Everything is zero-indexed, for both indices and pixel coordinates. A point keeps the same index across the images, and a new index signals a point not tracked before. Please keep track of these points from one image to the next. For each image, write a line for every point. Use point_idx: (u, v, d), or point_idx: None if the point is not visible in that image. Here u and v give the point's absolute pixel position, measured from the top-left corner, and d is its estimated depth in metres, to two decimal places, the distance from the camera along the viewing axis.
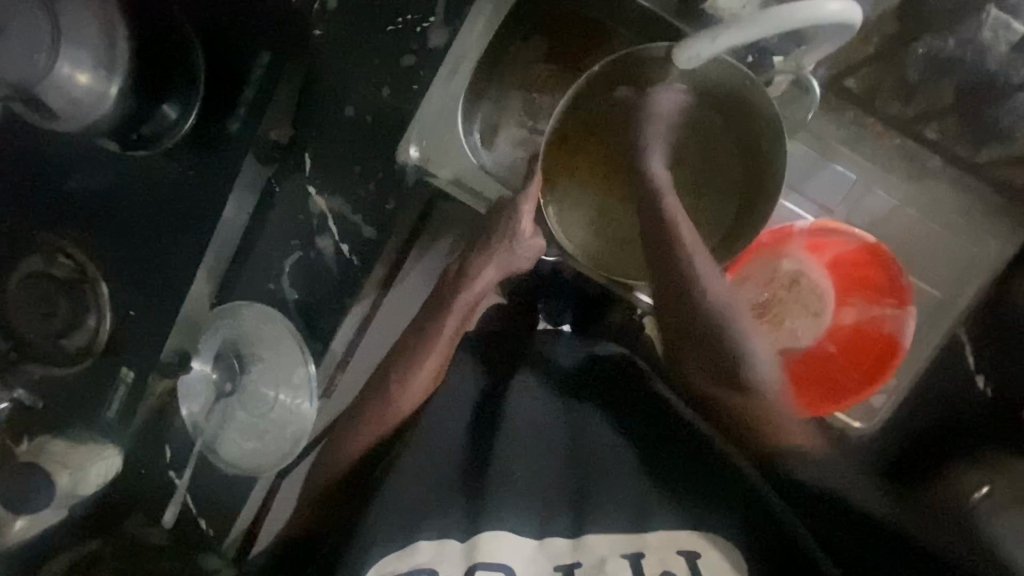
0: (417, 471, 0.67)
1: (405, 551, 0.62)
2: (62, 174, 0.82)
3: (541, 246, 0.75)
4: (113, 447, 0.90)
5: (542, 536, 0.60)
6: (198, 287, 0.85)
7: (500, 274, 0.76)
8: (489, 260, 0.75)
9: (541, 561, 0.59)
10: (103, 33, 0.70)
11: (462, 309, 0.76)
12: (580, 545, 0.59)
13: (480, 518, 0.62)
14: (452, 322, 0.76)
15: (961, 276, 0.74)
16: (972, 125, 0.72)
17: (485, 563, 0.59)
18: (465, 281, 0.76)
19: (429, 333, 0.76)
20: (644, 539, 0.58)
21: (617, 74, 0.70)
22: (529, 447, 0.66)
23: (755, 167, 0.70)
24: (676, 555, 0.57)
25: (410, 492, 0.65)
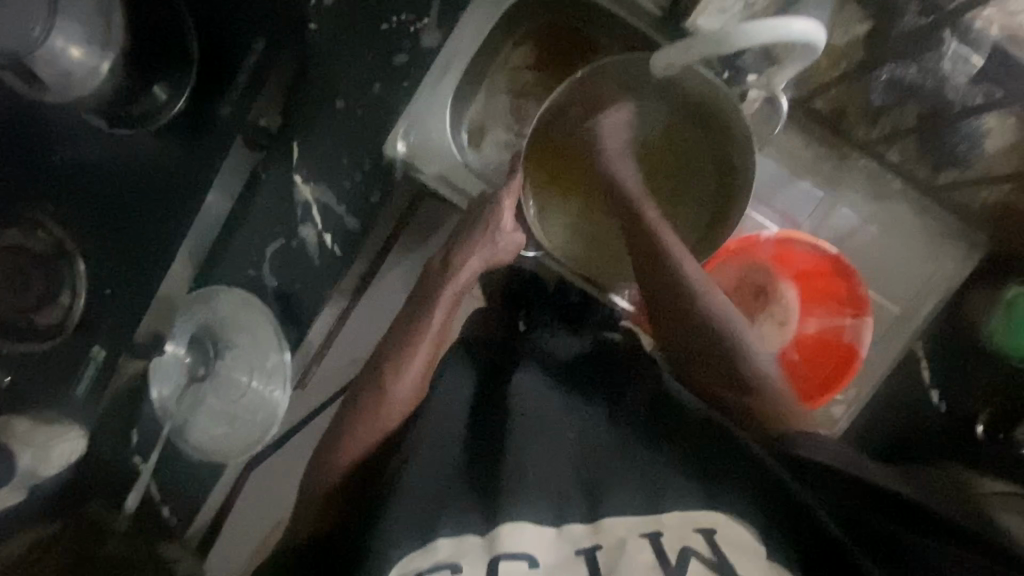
0: (425, 471, 0.63)
1: (426, 549, 0.56)
2: (46, 147, 0.80)
3: (519, 242, 0.75)
4: (78, 429, 0.88)
5: (559, 522, 0.55)
6: (176, 269, 0.86)
7: (484, 267, 0.75)
8: (471, 252, 0.74)
9: (562, 545, 0.54)
10: (99, 10, 0.70)
11: (449, 299, 0.74)
12: (598, 528, 0.54)
13: (497, 510, 0.56)
14: (438, 315, 0.74)
15: (912, 293, 0.79)
16: (933, 149, 0.75)
17: (508, 551, 0.53)
18: (451, 274, 0.74)
19: (414, 327, 0.75)
20: (660, 520, 0.53)
21: (601, 81, 0.73)
22: (545, 436, 0.63)
23: (728, 176, 0.72)
24: (694, 534, 0.52)
25: (418, 491, 0.61)
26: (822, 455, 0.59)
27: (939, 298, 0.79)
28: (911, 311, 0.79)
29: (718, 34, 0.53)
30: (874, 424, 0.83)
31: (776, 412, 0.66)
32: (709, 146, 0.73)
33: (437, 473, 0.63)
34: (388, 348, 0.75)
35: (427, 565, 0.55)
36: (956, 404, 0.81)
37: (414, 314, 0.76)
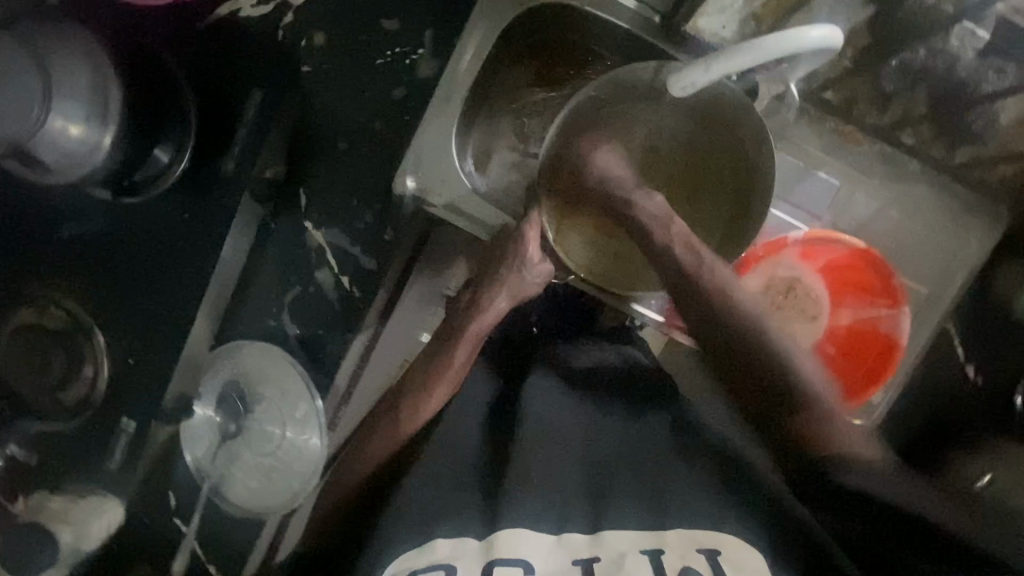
0: (440, 482, 0.67)
1: (420, 549, 0.62)
2: (55, 223, 0.81)
3: (549, 271, 0.75)
4: (114, 499, 0.86)
5: (560, 531, 0.60)
6: (198, 328, 0.83)
7: (512, 301, 0.76)
8: (498, 289, 0.74)
9: (558, 555, 0.59)
10: (94, 84, 0.68)
11: (474, 336, 0.75)
12: (599, 540, 0.59)
13: (498, 518, 0.61)
14: (464, 350, 0.74)
15: (944, 272, 0.79)
16: (948, 130, 0.74)
17: (502, 556, 0.58)
18: (478, 311, 0.75)
19: (440, 364, 0.74)
20: (663, 536, 0.59)
21: (605, 95, 0.72)
22: (558, 445, 0.67)
23: (743, 172, 0.71)
24: (696, 553, 0.58)
25: (428, 498, 0.65)
26: (869, 478, 0.59)
27: (968, 274, 0.79)
28: (940, 292, 0.79)
29: (736, 49, 0.52)
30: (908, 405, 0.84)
31: (826, 434, 0.61)
32: (727, 164, 0.73)
33: (444, 479, 0.67)
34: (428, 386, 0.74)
35: (424, 564, 0.61)
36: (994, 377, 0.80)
37: (437, 352, 0.75)
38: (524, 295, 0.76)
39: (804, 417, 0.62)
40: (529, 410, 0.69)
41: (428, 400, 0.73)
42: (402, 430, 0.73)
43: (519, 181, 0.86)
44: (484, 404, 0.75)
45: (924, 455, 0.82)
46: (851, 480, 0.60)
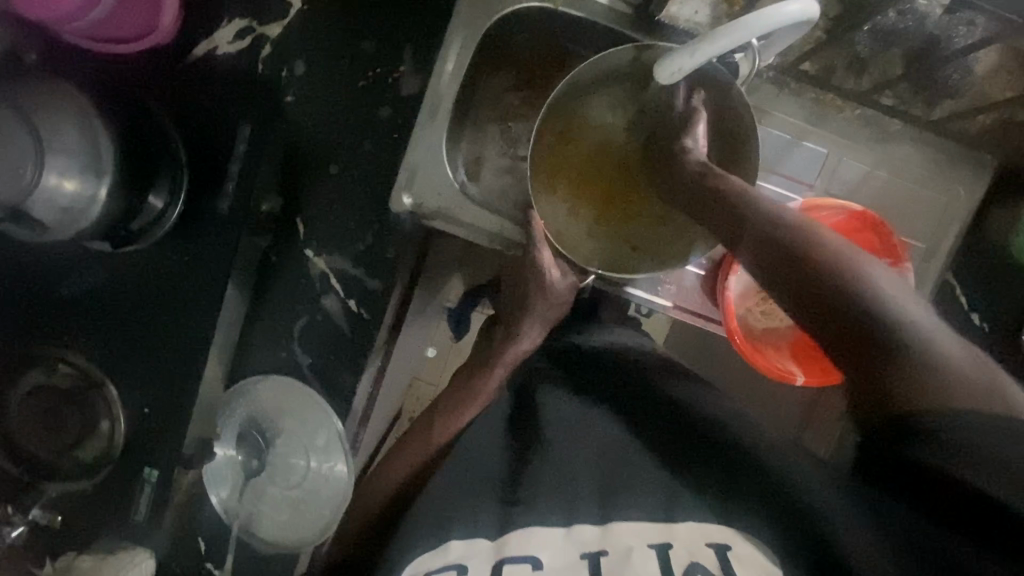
0: (452, 484, 0.64)
1: (437, 551, 0.59)
2: (55, 281, 0.80)
3: (574, 282, 0.78)
4: (144, 550, 0.83)
5: (570, 522, 0.57)
6: (210, 370, 0.83)
7: (546, 326, 0.79)
8: (530, 316, 0.78)
9: (569, 550, 0.54)
10: (86, 137, 0.67)
11: (508, 360, 0.78)
12: (608, 533, 0.55)
13: (512, 516, 0.59)
14: (500, 372, 0.78)
15: (941, 225, 0.80)
16: (927, 85, 0.77)
17: (513, 554, 0.55)
18: (512, 336, 0.78)
19: (476, 380, 0.78)
20: (672, 529, 0.54)
21: (578, 88, 0.73)
22: (570, 448, 0.64)
23: (726, 140, 0.73)
24: (706, 547, 0.53)
25: (438, 505, 0.62)
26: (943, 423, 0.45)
27: (961, 225, 0.80)
28: (936, 244, 0.80)
29: (721, 31, 0.53)
30: None
31: (900, 357, 0.46)
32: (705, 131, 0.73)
33: (455, 480, 0.64)
34: (456, 397, 0.78)
35: (438, 565, 0.57)
36: (995, 320, 0.84)
37: (474, 374, 0.79)
38: (555, 314, 0.79)
39: (879, 360, 0.47)
40: (546, 413, 0.69)
41: (463, 417, 0.76)
42: (433, 441, 0.75)
43: (514, 185, 0.87)
44: (505, 413, 0.73)
45: None
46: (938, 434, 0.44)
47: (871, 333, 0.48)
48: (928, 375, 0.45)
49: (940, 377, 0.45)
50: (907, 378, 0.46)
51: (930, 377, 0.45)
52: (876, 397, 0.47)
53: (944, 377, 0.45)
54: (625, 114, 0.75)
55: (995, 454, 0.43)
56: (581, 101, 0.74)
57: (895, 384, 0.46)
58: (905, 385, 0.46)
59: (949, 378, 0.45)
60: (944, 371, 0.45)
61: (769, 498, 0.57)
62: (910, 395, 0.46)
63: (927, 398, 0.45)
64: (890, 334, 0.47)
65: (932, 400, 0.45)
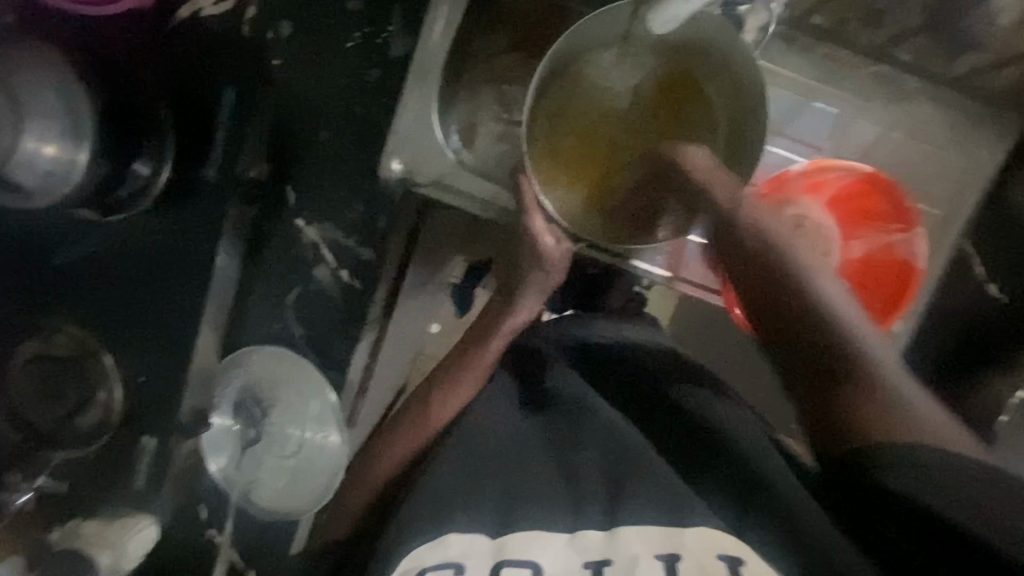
0: (452, 478, 0.64)
1: (435, 543, 0.59)
2: (48, 251, 0.80)
3: (569, 249, 0.75)
4: (147, 517, 0.85)
5: (575, 528, 0.57)
6: (203, 342, 0.82)
7: (542, 295, 0.77)
8: (525, 285, 0.75)
9: (572, 557, 0.56)
10: (64, 99, 0.69)
11: (507, 333, 0.76)
12: (615, 538, 0.56)
13: (514, 515, 0.59)
14: (497, 344, 0.75)
15: (958, 190, 0.76)
16: (944, 38, 0.72)
17: (513, 558, 0.56)
18: (510, 309, 0.76)
19: (470, 357, 0.75)
20: (680, 538, 0.55)
21: (577, 46, 0.69)
22: (572, 449, 0.66)
23: (734, 105, 0.69)
24: (716, 559, 0.53)
25: (433, 505, 0.62)
26: (900, 457, 0.54)
27: (980, 190, 0.76)
28: (953, 211, 0.76)
29: None
30: (934, 331, 0.81)
31: (875, 408, 0.57)
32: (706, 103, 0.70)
33: (451, 476, 0.64)
34: (446, 369, 0.76)
35: (433, 561, 0.58)
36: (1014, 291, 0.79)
37: (468, 344, 0.77)
38: (551, 284, 0.76)
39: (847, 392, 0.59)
40: (555, 414, 0.70)
41: (458, 392, 0.74)
42: (428, 411, 0.75)
43: (510, 152, 0.83)
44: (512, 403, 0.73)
45: (954, 387, 0.80)
46: (897, 478, 0.53)
47: (838, 365, 0.60)
48: (881, 406, 0.57)
49: (895, 414, 0.57)
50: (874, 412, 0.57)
51: (883, 415, 0.57)
52: (846, 431, 0.57)
53: (897, 421, 0.56)
54: (628, 78, 0.71)
55: (964, 494, 0.51)
56: (583, 63, 0.70)
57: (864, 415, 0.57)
58: (862, 415, 0.57)
59: (897, 417, 0.56)
60: (906, 415, 0.56)
61: (781, 510, 0.59)
62: (875, 426, 0.56)
63: (899, 444, 0.54)
64: (849, 365, 0.60)
65: (903, 445, 0.54)
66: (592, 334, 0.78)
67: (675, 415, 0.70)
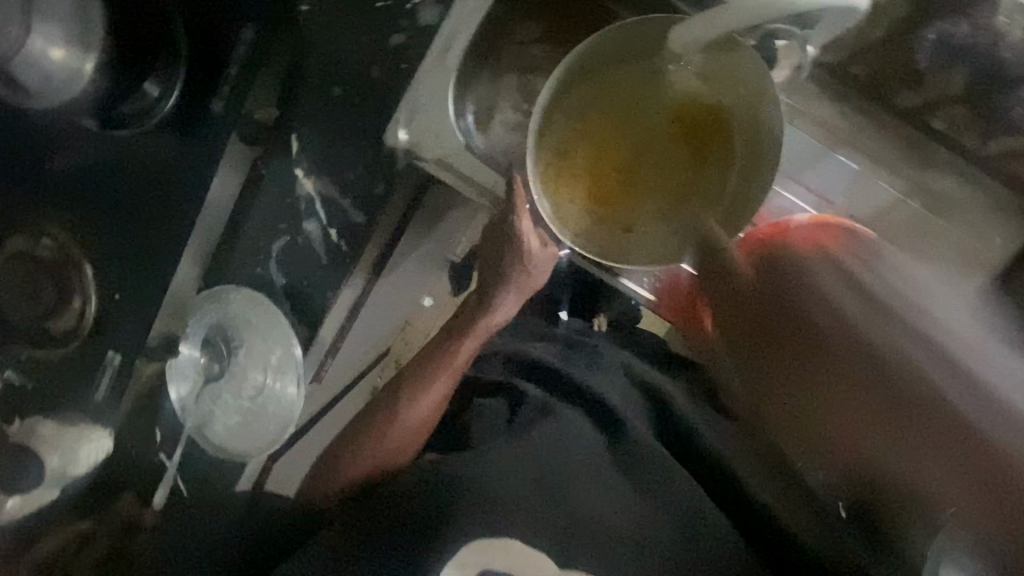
0: (507, 464, 0.72)
1: (494, 546, 0.67)
2: (48, 149, 0.78)
3: (554, 254, 0.76)
4: (101, 429, 0.89)
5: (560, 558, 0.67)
6: (185, 268, 0.85)
7: (520, 296, 0.79)
8: (505, 286, 0.78)
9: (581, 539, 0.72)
10: (76, 8, 0.67)
11: (479, 332, 0.81)
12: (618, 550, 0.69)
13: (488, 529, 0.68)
14: (473, 341, 0.81)
15: (966, 274, 0.72)
16: (989, 118, 0.68)
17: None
18: (488, 307, 0.79)
19: (444, 352, 0.82)
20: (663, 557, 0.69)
21: (609, 52, 0.65)
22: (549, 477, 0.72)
23: (752, 145, 0.63)
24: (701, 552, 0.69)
25: (472, 491, 0.70)
26: None
27: (988, 277, 0.72)
28: (954, 295, 0.73)
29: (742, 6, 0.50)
30: None
31: None
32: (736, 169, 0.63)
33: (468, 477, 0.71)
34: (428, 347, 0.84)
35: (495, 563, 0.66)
36: None
37: (451, 336, 0.81)
38: (531, 286, 0.79)
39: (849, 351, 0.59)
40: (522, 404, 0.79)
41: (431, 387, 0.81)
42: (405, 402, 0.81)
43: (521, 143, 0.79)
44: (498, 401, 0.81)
45: None
46: None
47: None
48: None
49: None
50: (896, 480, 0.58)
51: None
52: None
53: None
54: (684, 88, 0.63)
55: None
56: (611, 72, 0.65)
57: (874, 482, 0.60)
58: None
59: None
60: None
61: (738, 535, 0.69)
62: None
63: None
64: None
65: None
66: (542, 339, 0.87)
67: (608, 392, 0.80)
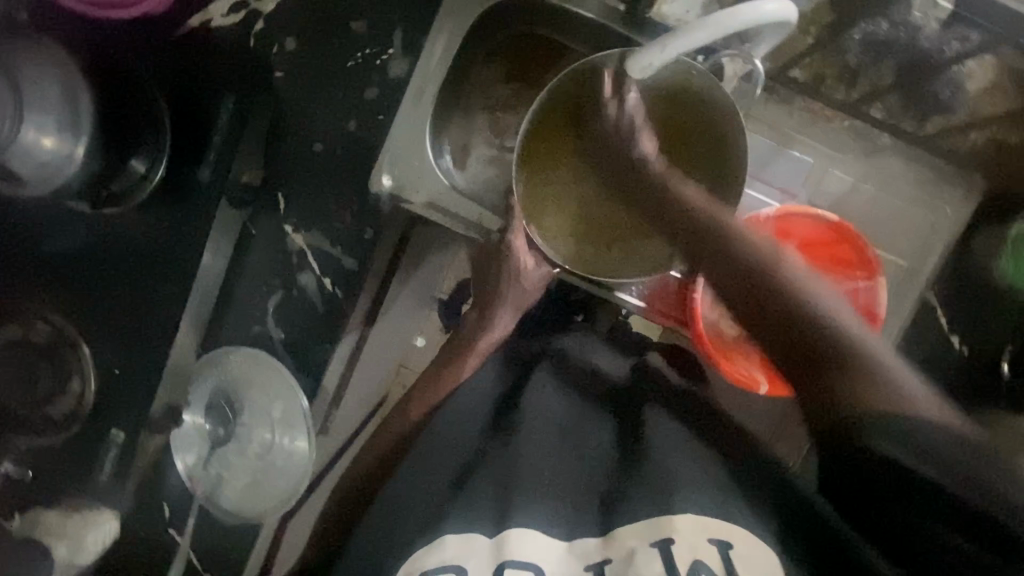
0: (429, 471, 0.63)
1: (433, 545, 0.57)
2: (38, 240, 0.82)
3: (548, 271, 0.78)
4: (108, 512, 0.86)
5: (571, 536, 0.56)
6: (183, 337, 0.84)
7: (518, 312, 0.78)
8: (502, 302, 0.77)
9: (571, 561, 0.54)
10: (65, 97, 0.73)
11: (482, 349, 0.75)
12: (611, 540, 0.54)
13: (508, 514, 0.56)
14: (473, 361, 0.74)
15: (922, 245, 0.78)
16: (914, 100, 0.76)
17: (515, 559, 0.53)
18: (485, 322, 0.77)
19: (444, 380, 0.73)
20: (672, 523, 0.52)
21: (574, 86, 0.69)
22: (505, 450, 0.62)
23: (714, 155, 0.67)
24: (707, 543, 0.51)
25: (405, 500, 0.62)
26: None
27: (945, 243, 0.79)
28: (918, 263, 0.78)
29: (687, 29, 0.55)
30: None
31: None
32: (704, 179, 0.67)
33: (419, 484, 0.63)
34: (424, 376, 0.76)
35: (433, 564, 0.56)
36: (981, 349, 0.81)
37: (447, 361, 0.75)
38: (527, 300, 0.78)
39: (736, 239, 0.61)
40: (476, 412, 0.67)
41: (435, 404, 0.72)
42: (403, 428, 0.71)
43: (499, 176, 0.84)
44: (494, 403, 0.69)
45: None
46: None
47: None
48: None
49: None
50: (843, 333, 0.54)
51: None
52: None
53: None
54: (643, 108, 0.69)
55: None
56: (575, 104, 0.70)
57: (806, 334, 0.55)
58: None
59: None
60: None
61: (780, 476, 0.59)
62: None
63: None
64: None
65: None
66: (541, 336, 0.75)
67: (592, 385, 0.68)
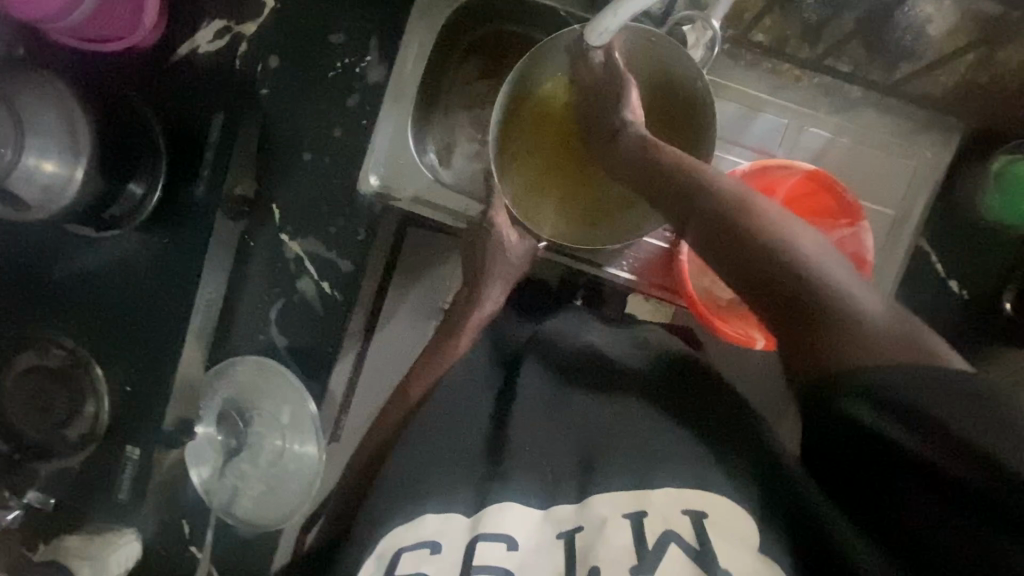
0: (420, 450, 0.62)
1: (411, 525, 0.56)
2: (47, 265, 0.86)
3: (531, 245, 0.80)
4: (130, 532, 0.89)
5: (547, 505, 0.54)
6: (188, 351, 0.86)
7: (507, 286, 0.80)
8: (493, 279, 0.79)
9: (546, 530, 0.52)
10: (63, 120, 0.74)
11: (473, 328, 0.77)
12: (585, 508, 0.52)
13: (493, 483, 0.56)
14: (467, 339, 0.76)
15: (910, 190, 0.78)
16: (877, 48, 0.79)
17: (490, 531, 0.52)
18: (475, 301, 0.78)
19: (438, 366, 0.75)
20: (647, 496, 0.51)
21: (542, 64, 0.71)
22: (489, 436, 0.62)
23: (684, 120, 0.70)
24: (681, 514, 0.49)
25: (401, 479, 0.60)
26: None
27: (931, 192, 0.78)
28: (906, 210, 0.78)
29: None
30: None
31: None
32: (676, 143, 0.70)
33: (405, 455, 0.62)
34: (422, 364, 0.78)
35: (410, 542, 0.54)
36: (975, 289, 0.82)
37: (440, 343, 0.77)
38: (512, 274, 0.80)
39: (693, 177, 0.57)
40: (466, 395, 0.67)
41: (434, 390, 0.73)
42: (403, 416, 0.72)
43: (483, 169, 0.87)
44: (487, 387, 0.68)
45: None
46: None
47: None
48: None
49: None
50: (818, 277, 0.48)
51: None
52: None
53: None
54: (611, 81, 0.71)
55: None
56: (546, 84, 0.72)
57: (779, 280, 0.49)
58: None
59: None
60: None
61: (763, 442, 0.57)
62: None
63: None
64: None
65: None
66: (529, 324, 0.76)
67: (579, 358, 0.66)
